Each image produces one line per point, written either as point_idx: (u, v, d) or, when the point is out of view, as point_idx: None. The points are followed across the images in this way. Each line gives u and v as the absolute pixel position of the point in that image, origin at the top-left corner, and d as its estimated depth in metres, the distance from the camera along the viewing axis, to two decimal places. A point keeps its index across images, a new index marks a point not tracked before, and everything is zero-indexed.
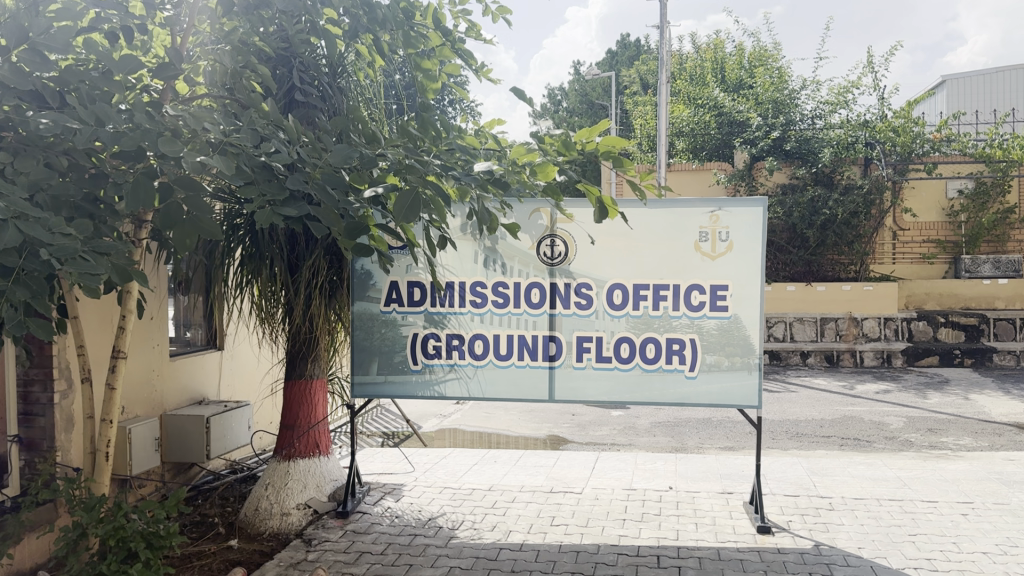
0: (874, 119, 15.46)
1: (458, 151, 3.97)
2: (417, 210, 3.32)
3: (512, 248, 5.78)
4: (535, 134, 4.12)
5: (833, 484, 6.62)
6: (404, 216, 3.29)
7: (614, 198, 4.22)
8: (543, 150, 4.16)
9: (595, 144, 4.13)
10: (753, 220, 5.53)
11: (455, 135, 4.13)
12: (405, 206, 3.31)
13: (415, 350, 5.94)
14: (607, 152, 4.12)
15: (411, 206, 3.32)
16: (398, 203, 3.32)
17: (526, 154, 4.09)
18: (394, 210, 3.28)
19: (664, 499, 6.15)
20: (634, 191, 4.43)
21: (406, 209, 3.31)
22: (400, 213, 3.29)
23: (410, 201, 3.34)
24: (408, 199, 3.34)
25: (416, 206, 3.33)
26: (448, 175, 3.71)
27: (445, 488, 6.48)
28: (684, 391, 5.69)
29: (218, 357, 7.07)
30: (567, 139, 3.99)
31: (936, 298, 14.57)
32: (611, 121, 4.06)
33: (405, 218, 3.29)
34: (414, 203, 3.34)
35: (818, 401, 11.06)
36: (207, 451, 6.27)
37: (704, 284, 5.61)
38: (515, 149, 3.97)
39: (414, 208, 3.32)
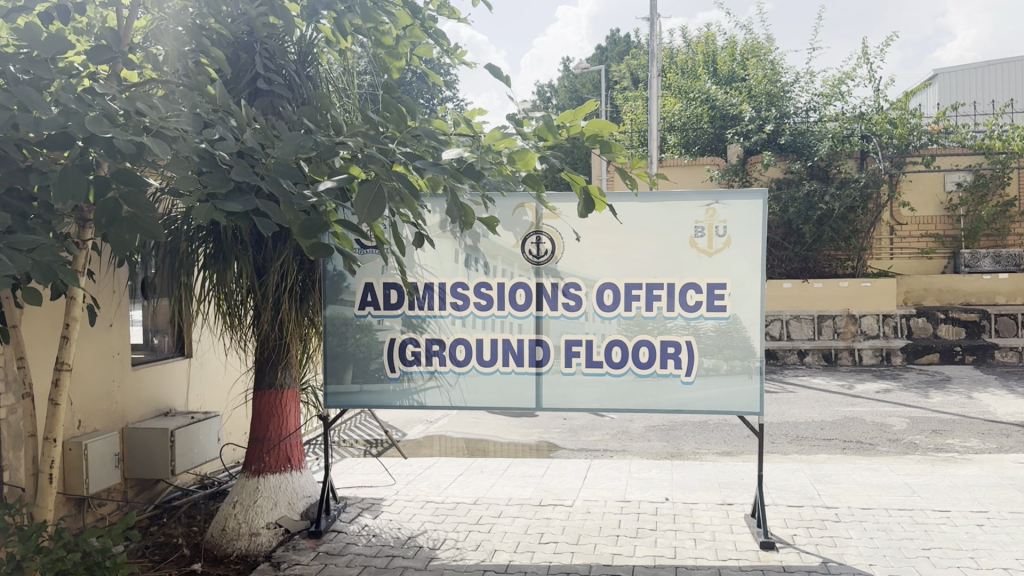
0: (869, 112, 15.12)
1: (427, 137, 3.57)
2: (379, 205, 2.92)
3: (494, 246, 5.40)
4: (513, 117, 3.75)
5: (838, 492, 6.26)
6: (362, 213, 2.89)
7: (601, 189, 3.86)
8: (522, 136, 3.78)
9: (581, 129, 3.77)
10: (753, 213, 5.16)
11: (423, 121, 3.76)
12: (364, 201, 2.91)
13: (392, 356, 5.55)
14: (594, 137, 3.75)
15: (371, 201, 2.91)
16: (357, 197, 2.91)
17: (504, 140, 3.71)
18: (353, 206, 2.88)
19: (660, 511, 5.78)
20: (625, 178, 4.05)
21: (364, 205, 2.90)
22: (357, 209, 2.88)
23: (370, 194, 2.94)
24: (367, 192, 2.94)
25: (379, 200, 2.92)
26: (414, 165, 3.32)
27: (427, 502, 6.10)
28: (681, 397, 5.32)
29: (186, 365, 6.66)
30: (549, 123, 3.61)
31: (935, 294, 14.24)
32: (598, 102, 3.68)
33: (364, 215, 2.88)
34: (376, 196, 2.94)
35: (817, 402, 10.71)
36: (172, 466, 5.88)
37: (701, 283, 5.23)
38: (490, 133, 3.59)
39: (376, 202, 2.92)
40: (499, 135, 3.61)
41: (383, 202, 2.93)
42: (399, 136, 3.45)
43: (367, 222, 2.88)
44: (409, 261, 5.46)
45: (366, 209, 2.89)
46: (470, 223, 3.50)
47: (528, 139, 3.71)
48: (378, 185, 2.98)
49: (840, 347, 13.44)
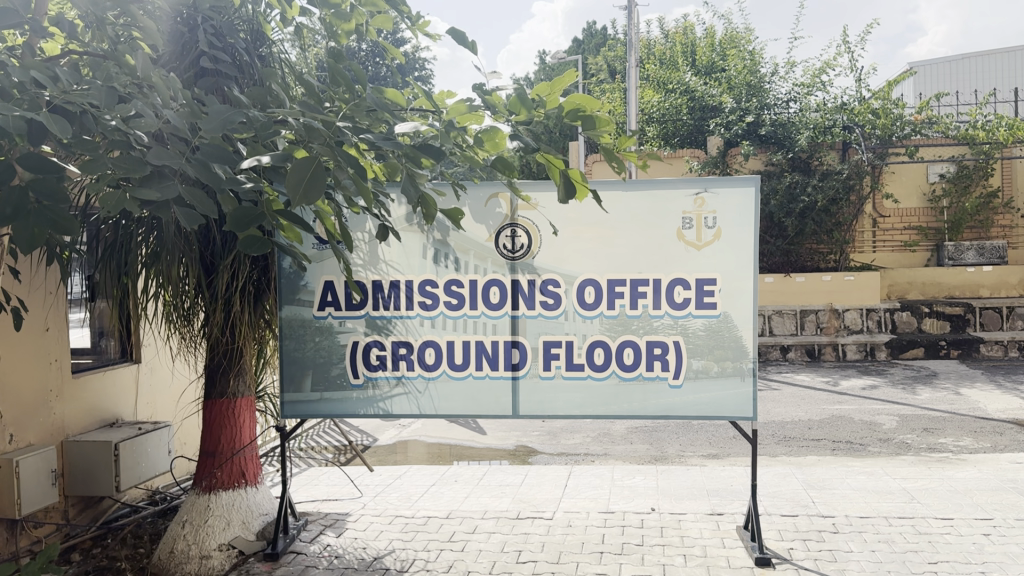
0: (851, 101, 14.82)
1: (381, 112, 3.13)
2: (318, 181, 2.44)
3: (464, 240, 4.97)
4: (481, 89, 3.30)
5: (834, 499, 5.91)
6: (296, 190, 2.41)
7: (582, 173, 3.48)
8: (492, 110, 3.31)
9: (558, 103, 3.35)
10: (744, 204, 4.77)
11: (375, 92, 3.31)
12: (298, 176, 2.43)
13: (355, 361, 5.06)
14: (574, 112, 3.36)
15: (309, 177, 2.44)
16: (289, 172, 2.43)
17: (472, 118, 3.23)
18: (284, 183, 2.40)
19: (646, 523, 5.39)
20: (609, 161, 3.61)
21: (296, 180, 2.42)
22: (290, 187, 2.40)
23: (305, 167, 2.46)
24: (303, 167, 2.45)
25: (318, 177, 2.44)
26: (364, 139, 2.87)
27: (396, 517, 5.66)
28: (668, 402, 4.92)
29: (134, 372, 6.16)
30: (523, 95, 3.19)
31: (919, 288, 14.00)
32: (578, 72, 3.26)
33: (299, 195, 2.41)
34: (314, 172, 2.46)
35: (803, 400, 10.39)
36: (116, 483, 5.39)
37: (688, 279, 4.84)
38: (456, 105, 3.07)
39: (315, 179, 2.44)
40: (467, 109, 3.11)
41: (323, 178, 2.45)
42: (346, 109, 2.98)
43: (303, 204, 2.41)
44: (372, 256, 5.00)
45: (300, 188, 2.41)
46: (434, 213, 3.08)
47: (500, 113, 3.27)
48: (317, 158, 2.50)
49: (823, 342, 13.16)
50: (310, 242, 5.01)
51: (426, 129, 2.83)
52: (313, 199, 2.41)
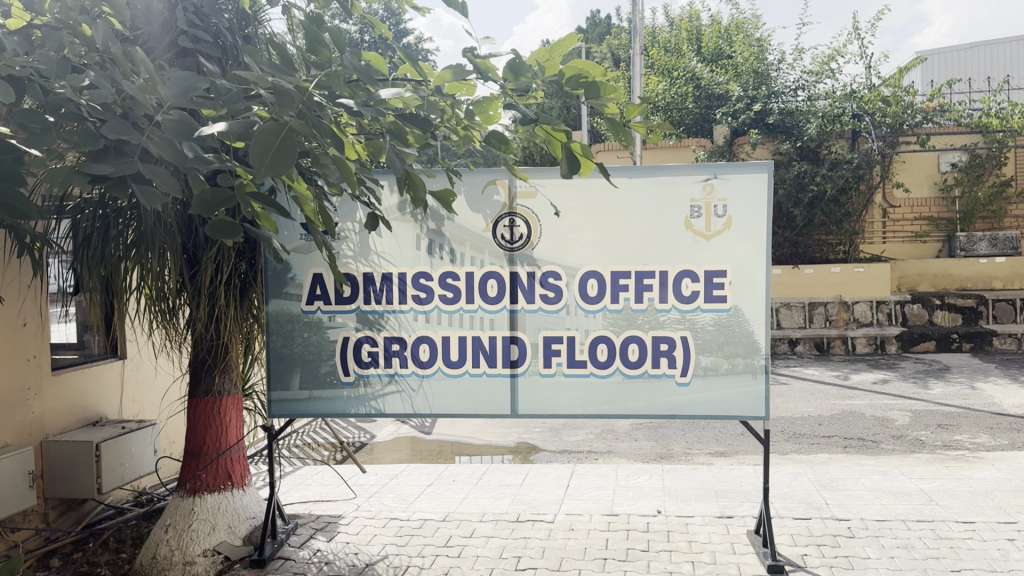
0: (861, 89, 14.52)
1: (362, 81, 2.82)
2: (286, 151, 2.18)
3: (460, 230, 4.71)
4: (474, 54, 3.02)
5: (848, 500, 5.66)
6: (261, 161, 2.14)
7: (585, 145, 3.16)
8: (485, 76, 2.96)
9: (557, 69, 3.11)
10: (755, 190, 4.50)
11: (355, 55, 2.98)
12: (264, 145, 2.16)
13: (345, 357, 4.80)
14: (576, 78, 3.08)
15: (276, 146, 2.17)
16: (253, 141, 2.16)
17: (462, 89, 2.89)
18: (246, 151, 2.13)
19: (652, 527, 5.15)
20: (615, 134, 3.23)
21: (261, 149, 2.15)
22: (255, 157, 2.13)
23: (272, 136, 2.19)
24: (270, 136, 2.19)
25: (287, 147, 2.18)
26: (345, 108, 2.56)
27: (390, 520, 5.42)
28: (676, 401, 4.66)
29: (120, 367, 5.93)
30: (517, 62, 2.93)
31: (930, 279, 13.72)
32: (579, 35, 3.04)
33: (265, 165, 2.14)
34: (283, 141, 2.20)
35: (812, 394, 10.13)
36: (97, 483, 5.16)
37: (697, 271, 4.58)
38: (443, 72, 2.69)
39: (284, 149, 2.17)
40: (454, 74, 2.70)
41: (292, 148, 2.19)
42: (321, 77, 2.66)
43: (269, 175, 2.14)
44: (364, 248, 4.74)
45: (265, 159, 2.14)
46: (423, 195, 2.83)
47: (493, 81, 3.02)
48: (287, 126, 2.24)
49: (832, 335, 12.89)
50: (297, 232, 4.76)
51: (410, 96, 2.56)
52: (280, 169, 2.14)
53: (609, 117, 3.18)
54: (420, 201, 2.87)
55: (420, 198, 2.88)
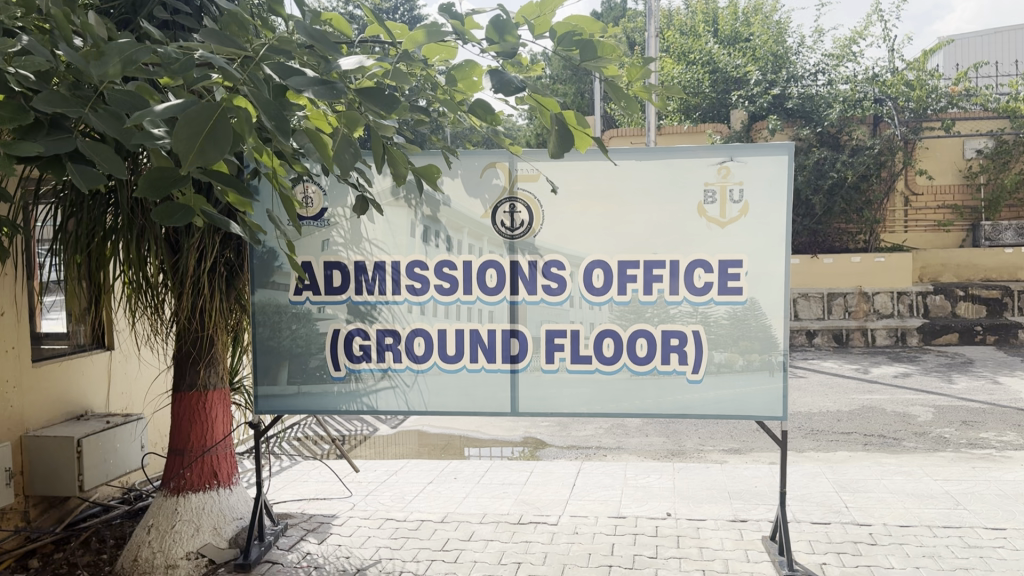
0: (884, 72, 14.08)
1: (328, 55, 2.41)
2: (219, 135, 1.92)
3: (457, 216, 4.42)
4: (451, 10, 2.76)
5: (870, 504, 5.35)
6: (189, 146, 1.88)
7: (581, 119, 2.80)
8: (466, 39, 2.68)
9: (548, 27, 2.88)
10: (774, 175, 4.19)
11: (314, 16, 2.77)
12: (192, 128, 1.90)
13: (335, 351, 4.52)
14: (569, 37, 2.86)
15: (208, 130, 1.90)
16: (181, 122, 1.89)
17: (443, 51, 2.89)
18: (171, 135, 1.87)
19: (661, 531, 4.86)
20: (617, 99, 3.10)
21: (190, 132, 1.89)
22: (181, 143, 1.87)
23: (204, 116, 1.92)
24: (201, 116, 1.92)
25: (221, 132, 1.92)
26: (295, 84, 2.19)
27: (386, 521, 5.17)
28: (687, 399, 4.36)
29: (108, 359, 5.70)
30: (501, 20, 2.73)
31: (953, 270, 13.31)
32: None
33: (193, 151, 1.88)
34: (216, 124, 1.93)
35: (831, 388, 9.79)
36: (79, 481, 4.94)
37: (710, 260, 4.27)
38: (414, 35, 2.51)
39: (218, 134, 1.91)
40: (427, 37, 2.53)
41: (227, 132, 1.92)
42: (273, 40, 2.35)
43: (197, 164, 1.89)
44: (355, 235, 4.46)
45: (194, 146, 1.88)
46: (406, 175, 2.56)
47: (474, 44, 2.73)
48: (222, 105, 1.96)
49: (852, 326, 12.52)
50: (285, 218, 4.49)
51: (374, 63, 2.26)
52: (211, 159, 1.89)
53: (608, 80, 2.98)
54: (399, 180, 2.59)
55: (400, 177, 2.60)
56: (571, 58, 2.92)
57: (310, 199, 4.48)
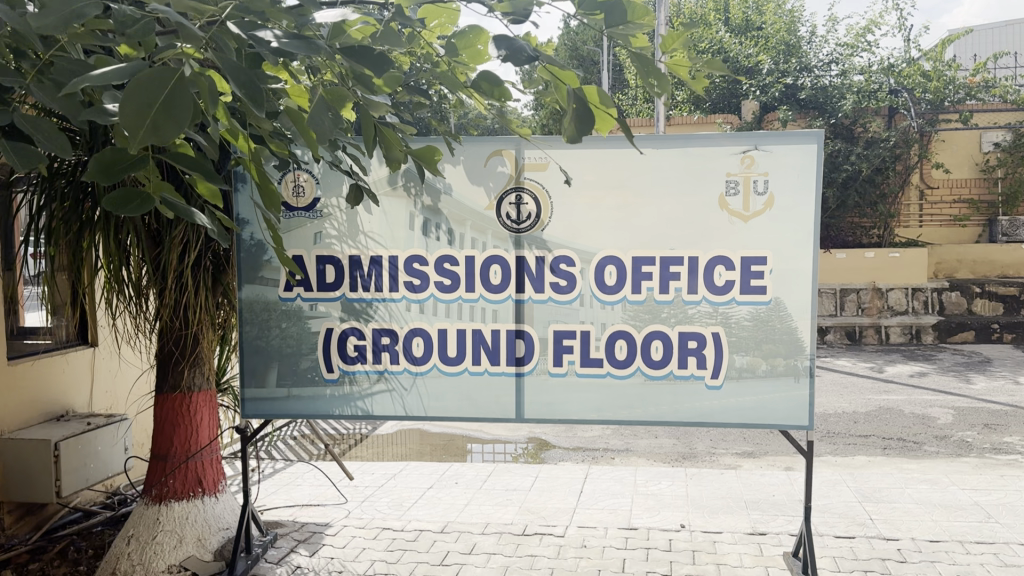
0: (899, 63, 13.74)
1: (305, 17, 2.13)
2: (176, 106, 1.58)
3: (459, 207, 4.11)
4: None
5: (896, 516, 5.05)
6: (139, 120, 1.55)
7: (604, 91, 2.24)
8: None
9: None
10: (803, 166, 3.87)
11: None
12: (144, 97, 1.56)
13: (328, 351, 4.22)
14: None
15: (162, 102, 1.57)
16: (128, 91, 1.55)
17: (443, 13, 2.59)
18: (117, 105, 1.53)
19: (675, 545, 4.56)
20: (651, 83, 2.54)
21: (140, 103, 1.55)
22: (130, 114, 1.53)
23: (157, 85, 1.58)
24: (154, 85, 1.58)
25: (178, 105, 1.58)
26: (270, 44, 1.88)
27: (382, 531, 4.87)
28: (705, 406, 4.05)
29: (91, 356, 5.40)
30: None
31: (969, 266, 12.98)
32: None
33: (146, 124, 1.55)
34: (172, 94, 1.59)
35: (845, 388, 9.48)
36: (57, 487, 4.66)
37: (732, 257, 3.96)
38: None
39: (175, 108, 1.58)
40: None
41: (186, 106, 1.59)
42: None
43: (148, 142, 1.55)
44: (350, 226, 4.13)
45: (145, 120, 1.55)
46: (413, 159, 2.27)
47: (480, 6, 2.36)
48: (181, 74, 1.62)
49: (865, 323, 12.20)
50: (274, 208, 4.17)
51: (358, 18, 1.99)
52: (166, 138, 1.56)
53: (636, 52, 2.46)
54: (392, 162, 2.30)
55: (394, 160, 2.30)
56: (597, 22, 2.36)
57: (301, 188, 4.16)
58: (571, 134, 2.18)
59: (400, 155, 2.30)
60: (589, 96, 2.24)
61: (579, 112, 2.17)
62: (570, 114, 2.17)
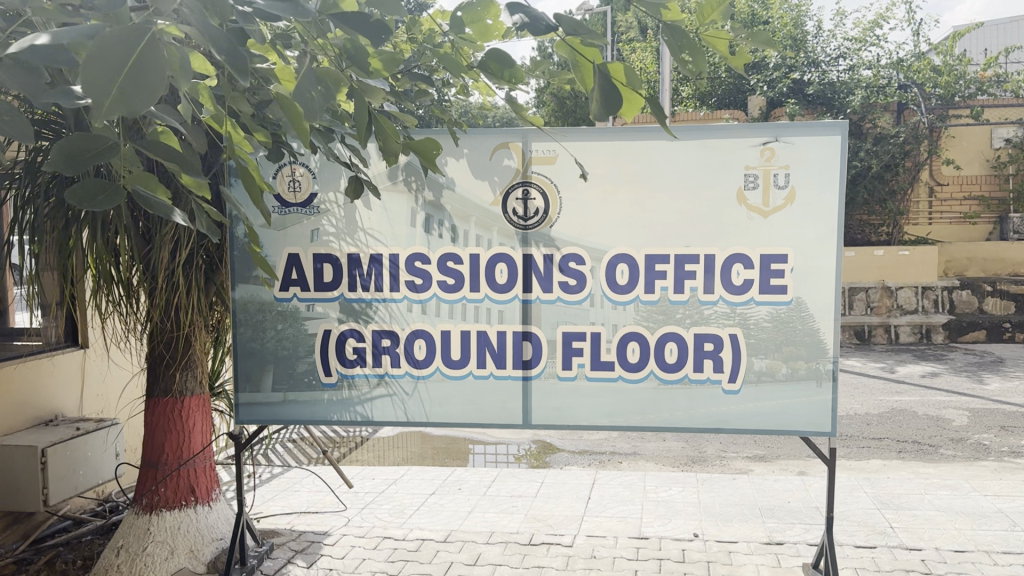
0: (908, 57, 13.55)
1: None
2: (149, 71, 1.34)
3: (463, 202, 3.91)
4: None
5: (918, 524, 4.85)
6: (104, 89, 1.30)
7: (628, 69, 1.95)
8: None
9: None
10: (826, 158, 3.67)
11: None
12: (107, 60, 1.30)
13: (326, 354, 4.02)
14: None
15: (130, 66, 1.32)
16: (90, 55, 1.28)
17: None
18: (77, 74, 1.27)
19: (689, 556, 4.36)
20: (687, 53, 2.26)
21: (105, 70, 1.30)
22: (96, 84, 1.28)
23: (124, 48, 1.32)
24: (121, 44, 1.32)
25: (150, 75, 1.33)
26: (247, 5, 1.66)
27: (382, 540, 4.68)
28: (721, 412, 3.86)
29: (81, 358, 5.20)
30: None
31: (980, 264, 12.77)
32: None
33: (111, 93, 1.31)
34: (142, 57, 1.33)
35: (856, 389, 9.28)
36: (44, 495, 4.46)
37: (751, 255, 3.76)
38: None
39: (146, 78, 1.33)
40: None
41: (157, 70, 1.35)
42: None
43: (116, 114, 1.33)
44: (348, 223, 3.94)
45: (111, 88, 1.30)
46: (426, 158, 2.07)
47: None
48: (151, 33, 1.36)
49: (874, 322, 12.00)
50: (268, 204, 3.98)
51: None
52: (136, 110, 1.33)
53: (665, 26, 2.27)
54: (388, 157, 2.08)
55: (389, 154, 2.09)
56: None
57: (297, 183, 3.97)
58: (598, 108, 1.96)
59: (396, 149, 2.08)
60: (611, 75, 1.97)
61: (605, 86, 1.95)
62: (597, 87, 1.96)
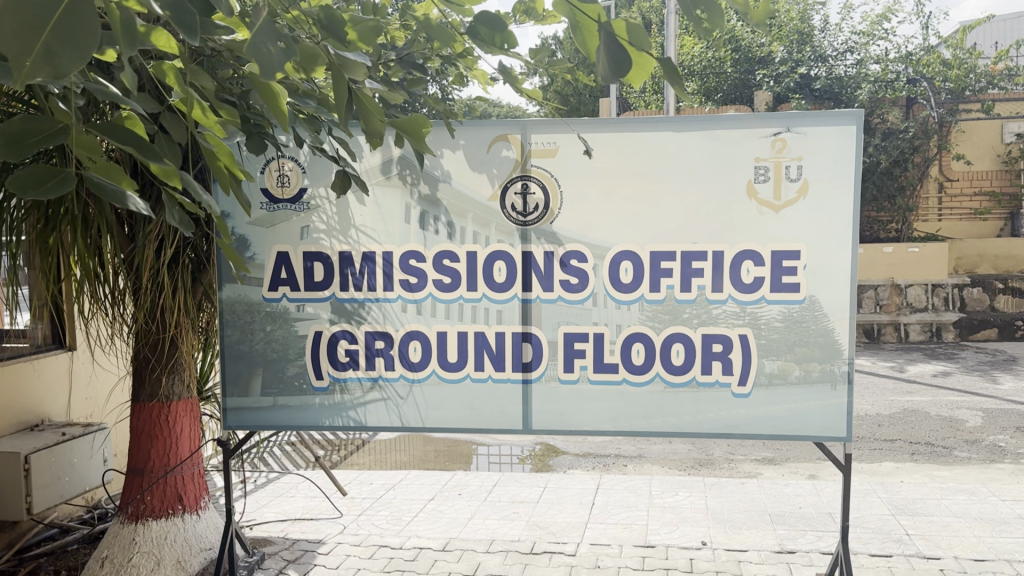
0: (917, 51, 13.37)
1: None
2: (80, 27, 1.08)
3: (459, 197, 3.74)
4: None
5: (935, 531, 4.66)
6: (21, 46, 1.04)
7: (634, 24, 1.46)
8: None
9: None
10: (841, 150, 3.49)
11: None
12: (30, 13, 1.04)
13: (317, 357, 3.85)
14: None
15: (57, 21, 1.06)
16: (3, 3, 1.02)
17: None
18: None
19: (697, 565, 4.19)
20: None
21: (18, 25, 1.03)
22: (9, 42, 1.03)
23: None
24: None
25: (81, 31, 1.08)
26: None
27: (378, 549, 4.51)
28: (731, 416, 3.68)
29: (68, 360, 5.04)
30: None
31: (991, 261, 12.56)
32: None
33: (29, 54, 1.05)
34: (70, 12, 1.07)
35: (867, 388, 9.10)
36: (27, 503, 4.30)
37: (761, 252, 3.58)
38: None
39: (77, 33, 1.07)
40: None
41: (89, 27, 1.09)
42: None
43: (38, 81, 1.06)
44: (339, 219, 3.77)
45: (32, 47, 1.05)
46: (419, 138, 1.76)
47: None
48: None
49: (884, 321, 11.80)
50: (256, 201, 3.81)
51: None
52: (65, 76, 1.07)
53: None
54: (372, 137, 1.77)
55: (375, 135, 1.78)
56: None
57: (286, 178, 3.79)
58: (604, 74, 1.45)
59: (382, 128, 1.77)
60: (616, 32, 1.46)
61: (612, 45, 1.44)
62: (602, 47, 1.45)
